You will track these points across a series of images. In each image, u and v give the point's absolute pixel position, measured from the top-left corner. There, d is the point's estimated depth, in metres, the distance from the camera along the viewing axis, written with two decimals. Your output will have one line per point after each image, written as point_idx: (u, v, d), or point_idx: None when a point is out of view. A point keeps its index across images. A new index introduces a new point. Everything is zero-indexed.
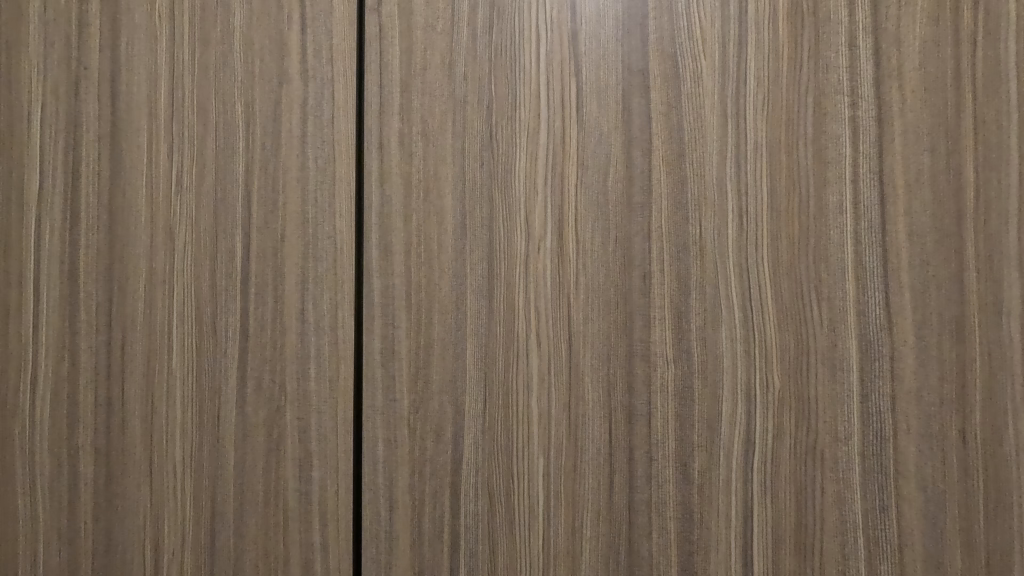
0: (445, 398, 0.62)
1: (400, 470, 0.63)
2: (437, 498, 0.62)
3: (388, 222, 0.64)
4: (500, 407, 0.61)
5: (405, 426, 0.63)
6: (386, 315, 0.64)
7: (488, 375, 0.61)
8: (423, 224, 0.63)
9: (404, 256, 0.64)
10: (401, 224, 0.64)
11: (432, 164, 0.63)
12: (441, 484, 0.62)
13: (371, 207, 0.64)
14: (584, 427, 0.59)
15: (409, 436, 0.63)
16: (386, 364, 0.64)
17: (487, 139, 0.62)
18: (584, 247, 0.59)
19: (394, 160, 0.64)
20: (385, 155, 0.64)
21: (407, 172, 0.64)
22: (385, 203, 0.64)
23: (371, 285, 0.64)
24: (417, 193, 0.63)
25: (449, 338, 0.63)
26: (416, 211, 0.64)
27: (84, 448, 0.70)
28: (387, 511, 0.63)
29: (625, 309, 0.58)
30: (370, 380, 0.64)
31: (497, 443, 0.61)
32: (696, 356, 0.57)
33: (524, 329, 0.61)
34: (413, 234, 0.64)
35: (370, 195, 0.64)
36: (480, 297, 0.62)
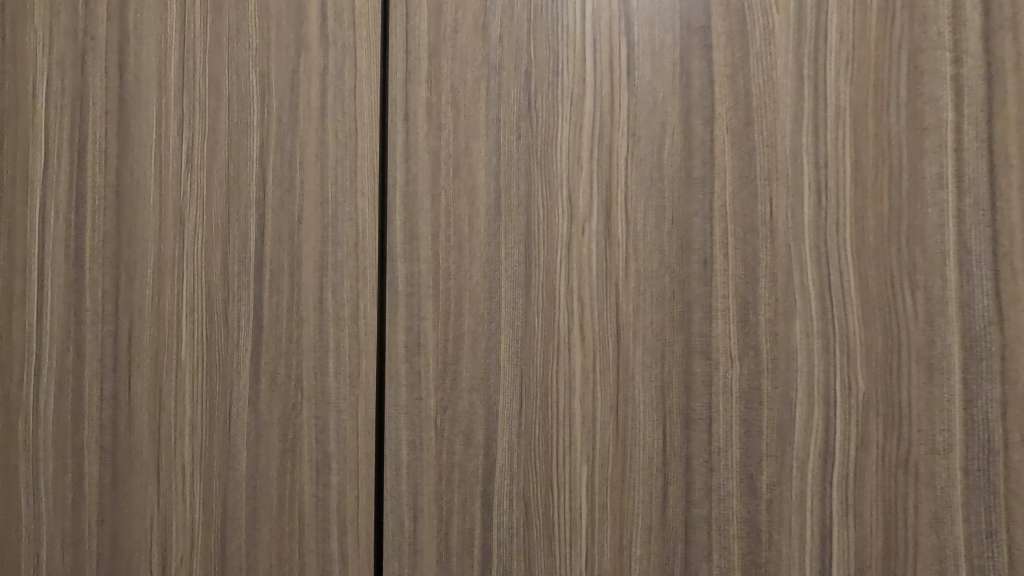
0: (476, 397, 0.56)
1: (427, 476, 0.57)
2: (467, 508, 0.56)
3: (414, 202, 0.58)
4: (538, 408, 0.55)
5: (432, 427, 0.57)
6: (412, 305, 0.58)
7: (525, 372, 0.55)
8: (453, 203, 0.57)
9: (431, 239, 0.58)
10: (428, 204, 0.58)
11: (463, 136, 0.57)
12: (471, 492, 0.56)
13: (396, 185, 0.58)
14: (633, 432, 0.53)
15: (437, 438, 0.57)
16: (411, 359, 0.58)
17: (524, 109, 0.56)
18: (634, 228, 0.53)
19: (422, 133, 0.58)
20: (412, 127, 0.58)
21: (436, 146, 0.58)
22: (411, 180, 0.58)
23: (395, 271, 0.58)
24: (447, 169, 0.57)
25: (481, 331, 0.56)
26: (445, 189, 0.57)
27: (89, 445, 0.65)
28: (412, 521, 0.58)
29: (681, 298, 0.52)
30: (394, 377, 0.58)
31: (534, 449, 0.55)
32: (765, 352, 0.50)
33: (566, 321, 0.54)
34: (441, 215, 0.58)
35: (395, 172, 0.58)
36: (516, 285, 0.55)
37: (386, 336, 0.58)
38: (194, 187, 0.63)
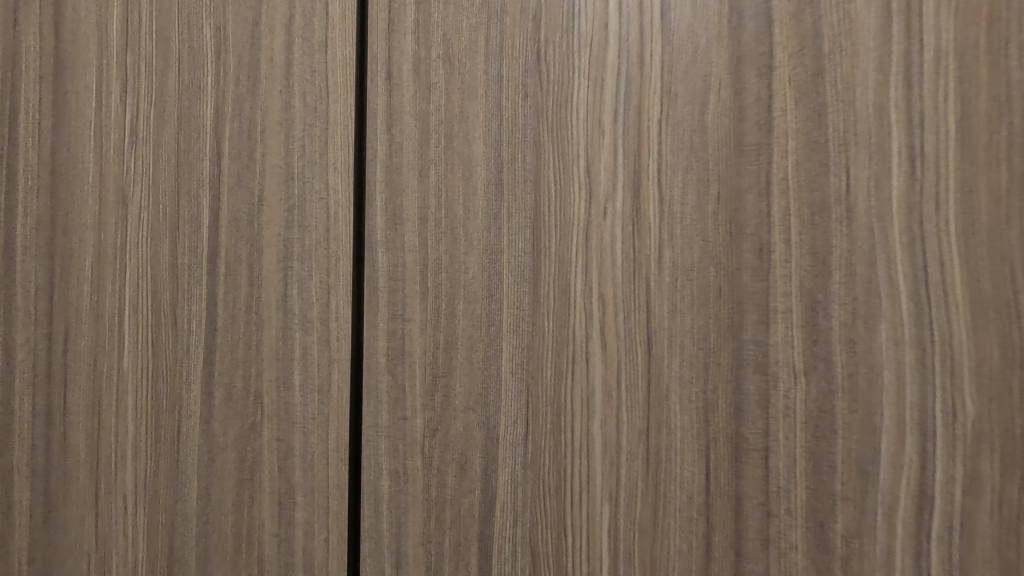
0: (472, 419, 0.46)
1: (412, 514, 0.47)
2: (460, 554, 0.46)
3: (398, 179, 0.48)
4: (548, 433, 0.44)
5: (419, 453, 0.47)
6: (394, 304, 0.48)
7: (533, 388, 0.45)
8: (444, 180, 0.47)
9: (418, 223, 0.47)
10: (415, 181, 0.47)
11: (458, 98, 0.46)
12: (466, 535, 0.46)
13: (375, 159, 0.48)
14: (667, 465, 0.42)
15: (424, 468, 0.47)
16: (394, 370, 0.47)
17: (533, 62, 0.45)
18: (670, 209, 0.42)
19: (407, 94, 0.48)
20: (394, 88, 0.48)
21: (423, 110, 0.47)
22: (395, 152, 0.48)
23: (374, 263, 0.48)
24: (437, 138, 0.47)
25: (478, 337, 0.46)
26: (435, 162, 0.47)
27: (12, 474, 0.54)
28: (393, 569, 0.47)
29: (730, 297, 0.41)
30: (372, 391, 0.48)
31: (542, 484, 0.44)
32: (839, 366, 0.39)
33: (582, 325, 0.44)
34: (430, 194, 0.47)
35: (375, 142, 0.48)
36: (521, 281, 0.45)
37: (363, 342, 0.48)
38: (138, 164, 0.53)
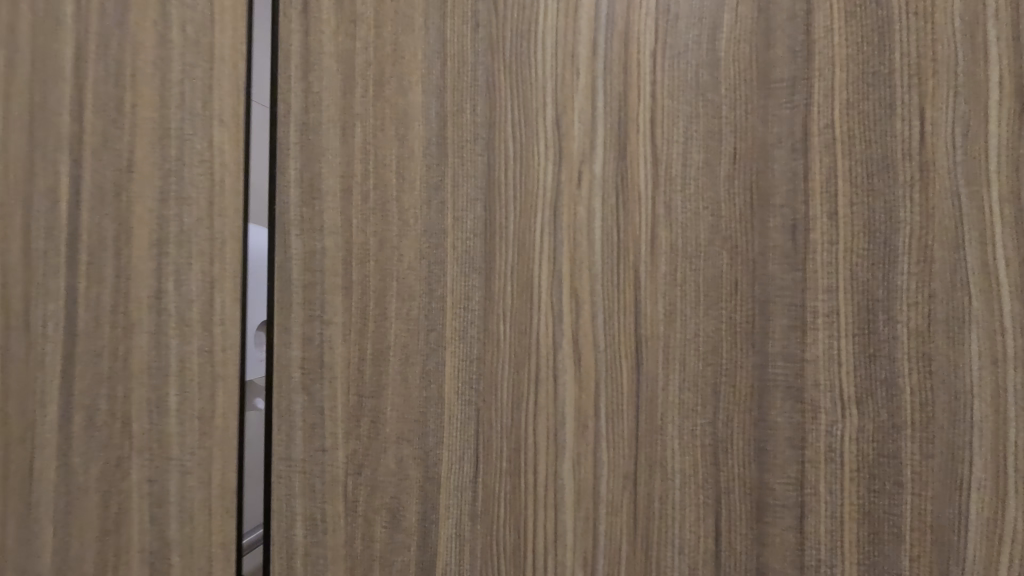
0: (406, 454, 0.35)
1: (331, 575, 0.36)
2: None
3: (315, 140, 0.37)
4: (504, 476, 0.33)
5: (340, 496, 0.36)
6: (310, 303, 0.37)
7: (483, 415, 0.33)
8: (373, 139, 0.36)
9: (338, 198, 0.36)
10: (335, 142, 0.36)
11: (388, 32, 0.35)
12: None
13: (287, 114, 0.37)
14: (661, 523, 0.31)
15: (346, 515, 0.36)
16: (310, 386, 0.37)
17: None
18: (669, 173, 0.30)
19: (327, 30, 0.37)
20: (312, 23, 0.37)
21: (347, 50, 0.36)
22: (311, 106, 0.37)
23: (285, 248, 0.37)
24: (363, 85, 0.36)
25: (414, 345, 0.35)
26: (360, 117, 0.36)
27: None
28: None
29: (751, 294, 0.29)
30: (282, 414, 0.37)
31: (495, 542, 0.33)
32: (907, 393, 0.27)
33: (549, 332, 0.32)
34: (355, 159, 0.36)
35: (287, 93, 0.37)
36: (470, 272, 0.34)
37: (271, 352, 0.37)
38: None
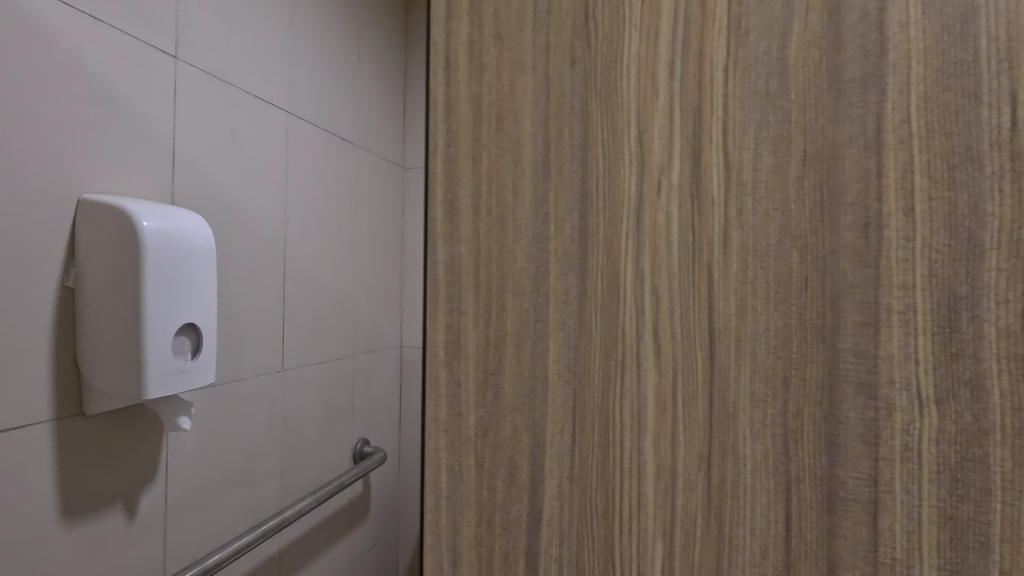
0: (520, 423, 0.40)
1: (466, 516, 0.42)
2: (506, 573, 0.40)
3: (455, 168, 0.42)
4: (598, 447, 0.38)
5: (471, 454, 0.42)
6: (451, 301, 0.42)
7: (580, 394, 0.38)
8: (496, 162, 0.40)
9: (472, 214, 0.41)
10: (468, 168, 0.42)
11: (508, 67, 0.40)
12: (515, 545, 0.40)
13: (436, 145, 0.43)
14: (733, 503, 0.33)
15: (475, 470, 0.42)
16: (452, 363, 0.42)
17: (581, 21, 0.38)
18: (742, 178, 0.33)
19: (463, 76, 0.41)
20: (452, 74, 0.42)
21: (478, 92, 0.41)
22: (451, 141, 0.42)
23: (432, 258, 0.43)
24: (491, 118, 0.41)
25: (527, 331, 0.40)
26: (488, 146, 0.41)
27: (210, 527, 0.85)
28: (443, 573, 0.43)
29: (822, 291, 0.31)
30: (433, 386, 0.43)
31: (588, 501, 0.38)
32: (993, 392, 0.27)
33: (634, 324, 0.36)
34: (484, 181, 0.41)
35: (435, 125, 0.42)
36: (568, 271, 0.38)
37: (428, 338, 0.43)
38: None
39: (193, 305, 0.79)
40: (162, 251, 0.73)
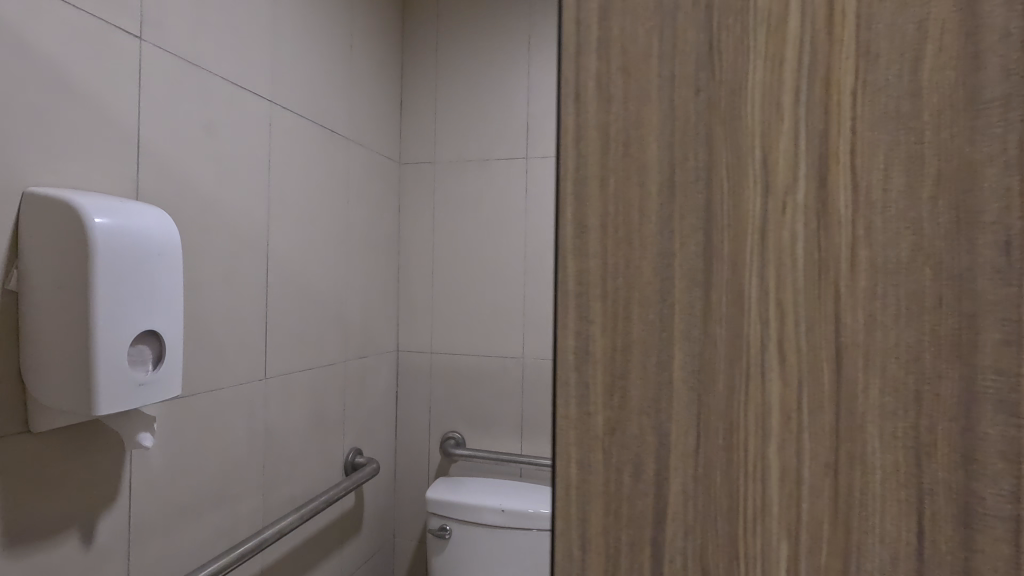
0: (646, 424, 0.40)
1: (594, 503, 0.42)
2: (633, 565, 0.41)
3: (582, 191, 0.42)
4: (721, 453, 0.38)
5: (599, 448, 0.42)
6: (580, 306, 0.42)
7: (703, 403, 0.39)
8: (622, 187, 0.41)
9: (599, 223, 0.41)
10: (596, 175, 0.41)
11: (637, 77, 0.40)
12: (642, 537, 0.40)
13: (565, 150, 0.42)
14: (861, 511, 0.35)
15: (605, 464, 0.41)
16: (580, 367, 0.42)
17: (704, 35, 0.38)
18: (870, 196, 0.34)
19: (591, 106, 0.41)
20: (581, 106, 0.41)
21: (605, 118, 0.41)
22: (581, 166, 0.42)
23: (561, 268, 0.43)
24: (622, 128, 0.40)
25: (651, 333, 0.40)
26: (614, 171, 0.41)
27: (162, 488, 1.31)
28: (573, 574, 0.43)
29: (958, 308, 0.32)
30: (562, 386, 0.43)
31: (715, 505, 0.38)
32: None
33: (763, 336, 0.37)
34: (612, 205, 0.41)
35: (564, 132, 0.42)
36: (693, 285, 0.39)
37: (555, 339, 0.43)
38: None
39: (152, 304, 1.06)
40: (110, 261, 0.97)
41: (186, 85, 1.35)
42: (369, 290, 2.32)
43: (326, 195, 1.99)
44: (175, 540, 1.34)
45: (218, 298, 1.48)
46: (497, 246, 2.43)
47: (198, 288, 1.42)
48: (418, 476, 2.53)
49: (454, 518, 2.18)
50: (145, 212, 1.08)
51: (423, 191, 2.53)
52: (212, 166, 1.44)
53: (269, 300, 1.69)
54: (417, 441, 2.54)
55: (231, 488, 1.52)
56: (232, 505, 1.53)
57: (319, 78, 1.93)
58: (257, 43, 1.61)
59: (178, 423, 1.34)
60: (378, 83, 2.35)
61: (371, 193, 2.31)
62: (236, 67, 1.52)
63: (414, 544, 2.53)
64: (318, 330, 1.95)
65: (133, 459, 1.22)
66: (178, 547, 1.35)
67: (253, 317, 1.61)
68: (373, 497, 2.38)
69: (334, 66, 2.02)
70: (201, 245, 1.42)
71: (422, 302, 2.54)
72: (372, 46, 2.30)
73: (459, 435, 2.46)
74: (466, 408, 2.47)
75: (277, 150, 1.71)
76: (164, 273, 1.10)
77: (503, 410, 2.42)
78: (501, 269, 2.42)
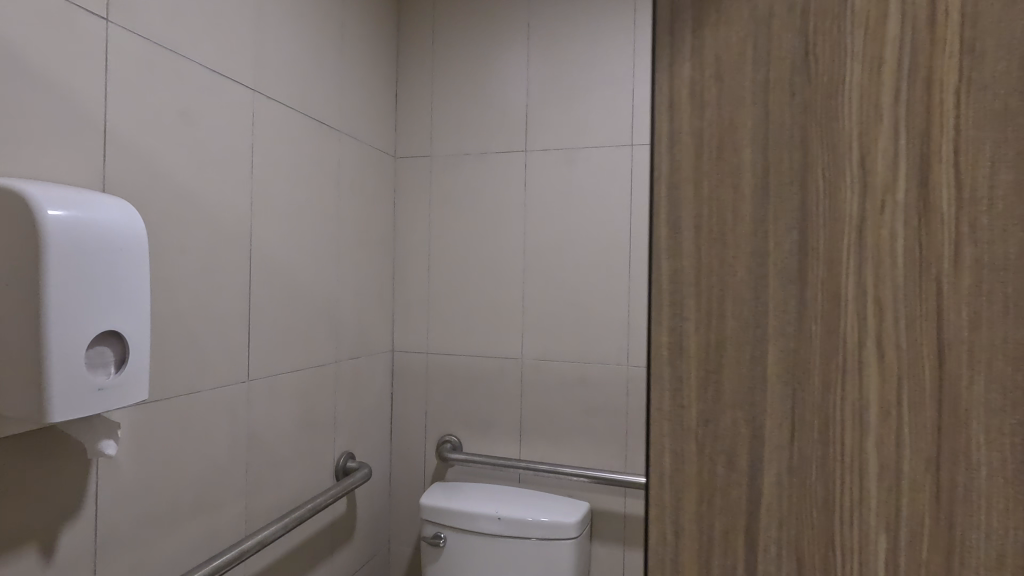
0: (739, 418, 0.44)
1: (689, 492, 0.46)
2: (729, 551, 0.45)
3: (677, 190, 0.46)
4: (818, 447, 0.42)
5: (693, 439, 0.46)
6: (670, 304, 0.47)
7: (802, 395, 0.42)
8: (718, 185, 0.45)
9: (693, 225, 0.46)
10: (689, 179, 0.46)
11: (729, 87, 0.44)
12: (737, 524, 0.45)
13: (659, 157, 0.47)
14: (965, 505, 0.37)
15: (697, 455, 0.46)
16: (674, 356, 0.47)
17: (800, 45, 0.42)
18: (976, 193, 0.36)
19: (685, 111, 0.46)
20: (675, 110, 0.46)
21: (700, 123, 0.45)
22: (674, 167, 0.46)
23: (655, 268, 0.47)
24: (717, 131, 0.44)
25: (746, 319, 0.44)
26: (710, 172, 0.45)
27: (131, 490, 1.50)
28: (665, 570, 0.48)
29: None
30: (657, 381, 0.48)
31: (815, 493, 0.42)
32: None
33: (864, 327, 0.40)
34: (705, 202, 0.45)
35: (660, 135, 0.47)
36: (788, 283, 0.43)
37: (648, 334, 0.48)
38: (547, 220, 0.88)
39: (114, 310, 1.19)
40: (70, 267, 1.08)
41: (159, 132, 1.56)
42: (360, 301, 2.56)
43: (310, 213, 2.22)
44: (157, 543, 1.58)
45: (190, 313, 1.68)
46: (490, 253, 2.64)
47: (181, 310, 1.64)
48: (413, 478, 2.81)
49: (447, 525, 2.36)
50: (109, 209, 1.20)
51: (417, 205, 2.80)
52: (189, 203, 1.66)
53: (251, 310, 1.92)
54: (413, 447, 2.80)
55: (208, 485, 1.75)
56: (214, 509, 1.77)
57: (308, 108, 2.20)
58: (230, 86, 1.81)
59: (156, 435, 1.56)
60: (370, 111, 2.61)
61: (362, 204, 2.57)
62: (207, 106, 1.72)
63: (408, 548, 2.82)
64: (304, 332, 2.19)
65: (97, 467, 1.41)
66: (161, 548, 1.59)
67: (234, 330, 1.84)
68: (369, 504, 2.65)
69: (319, 97, 2.25)
70: (183, 274, 1.64)
71: (414, 302, 2.80)
72: (364, 78, 2.56)
73: (456, 439, 2.68)
74: (461, 411, 2.69)
75: (257, 178, 1.94)
76: (129, 279, 1.22)
77: (505, 414, 2.60)
78: (506, 273, 2.60)
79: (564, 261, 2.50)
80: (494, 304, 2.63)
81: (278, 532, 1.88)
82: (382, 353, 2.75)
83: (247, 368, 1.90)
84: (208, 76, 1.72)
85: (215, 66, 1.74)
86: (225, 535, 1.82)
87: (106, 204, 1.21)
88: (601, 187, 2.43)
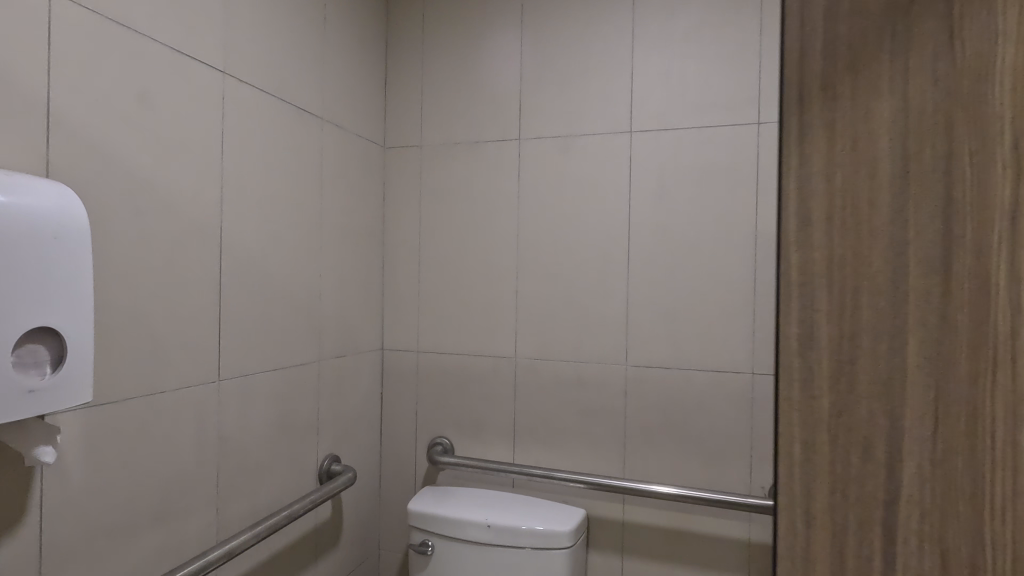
0: (875, 406, 0.58)
1: (820, 478, 0.61)
2: (867, 521, 0.59)
3: (809, 211, 0.61)
4: (959, 433, 0.55)
5: (825, 427, 0.61)
6: (806, 304, 0.61)
7: (940, 385, 0.55)
8: (851, 201, 0.59)
9: (825, 257, 0.60)
10: (823, 206, 0.60)
11: (864, 149, 0.58)
12: (873, 501, 0.59)
13: (792, 188, 0.61)
14: None
15: (831, 438, 0.60)
16: (805, 354, 0.62)
17: (940, 88, 0.55)
18: None
19: (820, 144, 0.60)
20: (810, 135, 0.61)
21: (834, 154, 0.59)
22: (806, 188, 0.61)
23: (790, 272, 0.62)
24: (856, 162, 0.58)
25: (883, 327, 0.58)
26: (844, 193, 0.59)
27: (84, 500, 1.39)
28: (800, 545, 0.63)
29: None
30: (789, 371, 0.62)
31: (954, 470, 0.55)
32: None
33: (993, 322, 0.53)
34: (842, 212, 0.59)
35: (798, 166, 0.61)
36: (928, 289, 0.55)
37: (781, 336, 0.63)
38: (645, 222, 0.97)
39: (54, 303, 1.14)
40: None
41: (114, 115, 1.45)
42: (346, 296, 2.44)
43: (290, 204, 2.10)
44: (109, 558, 1.45)
45: (154, 307, 1.57)
46: (483, 247, 2.51)
47: (139, 305, 1.52)
48: (403, 482, 2.69)
49: (434, 532, 2.25)
50: (38, 192, 1.13)
51: (407, 196, 2.67)
52: (147, 191, 1.54)
53: (223, 307, 1.80)
54: (403, 450, 2.68)
55: (176, 489, 1.64)
56: (178, 519, 1.65)
57: (287, 91, 2.08)
58: (197, 68, 1.69)
59: (108, 439, 1.44)
60: (357, 97, 2.50)
61: (348, 195, 2.45)
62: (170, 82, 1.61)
63: (398, 555, 2.69)
64: (284, 330, 2.08)
65: (41, 476, 1.30)
66: (115, 563, 1.47)
67: (202, 326, 1.72)
68: (357, 509, 2.53)
69: (299, 81, 2.13)
70: (139, 267, 1.52)
71: (404, 298, 2.68)
72: (350, 61, 2.44)
73: (447, 441, 2.56)
74: (452, 412, 2.57)
75: (228, 166, 1.82)
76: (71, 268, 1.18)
77: (499, 414, 2.48)
78: (499, 267, 2.48)
79: (560, 255, 2.37)
80: (487, 300, 2.50)
81: (249, 540, 1.73)
82: (370, 352, 2.62)
83: (218, 367, 1.78)
84: (171, 57, 1.60)
85: (178, 46, 1.63)
86: (192, 545, 1.70)
87: (35, 186, 1.14)
88: (598, 176, 2.31)
